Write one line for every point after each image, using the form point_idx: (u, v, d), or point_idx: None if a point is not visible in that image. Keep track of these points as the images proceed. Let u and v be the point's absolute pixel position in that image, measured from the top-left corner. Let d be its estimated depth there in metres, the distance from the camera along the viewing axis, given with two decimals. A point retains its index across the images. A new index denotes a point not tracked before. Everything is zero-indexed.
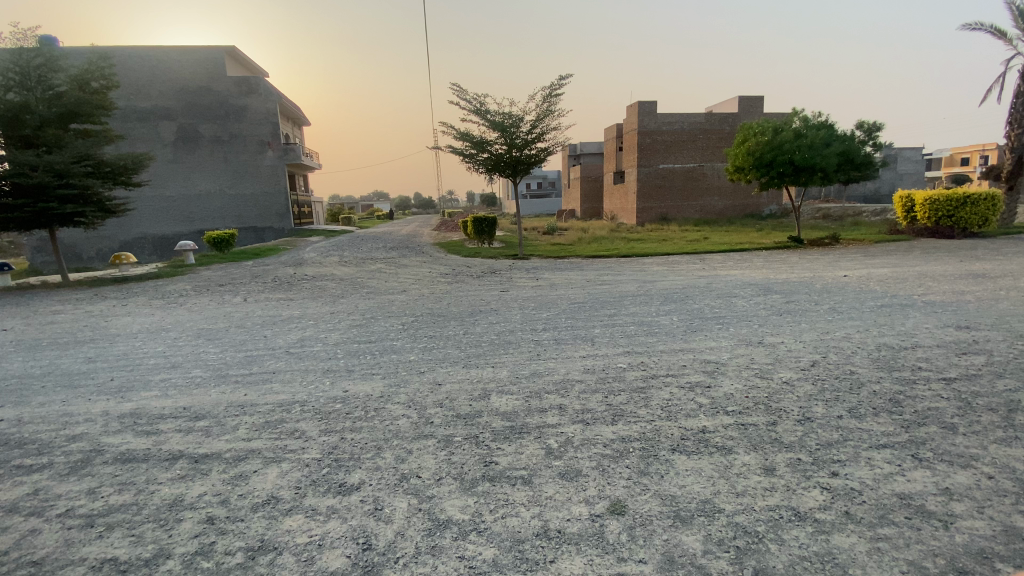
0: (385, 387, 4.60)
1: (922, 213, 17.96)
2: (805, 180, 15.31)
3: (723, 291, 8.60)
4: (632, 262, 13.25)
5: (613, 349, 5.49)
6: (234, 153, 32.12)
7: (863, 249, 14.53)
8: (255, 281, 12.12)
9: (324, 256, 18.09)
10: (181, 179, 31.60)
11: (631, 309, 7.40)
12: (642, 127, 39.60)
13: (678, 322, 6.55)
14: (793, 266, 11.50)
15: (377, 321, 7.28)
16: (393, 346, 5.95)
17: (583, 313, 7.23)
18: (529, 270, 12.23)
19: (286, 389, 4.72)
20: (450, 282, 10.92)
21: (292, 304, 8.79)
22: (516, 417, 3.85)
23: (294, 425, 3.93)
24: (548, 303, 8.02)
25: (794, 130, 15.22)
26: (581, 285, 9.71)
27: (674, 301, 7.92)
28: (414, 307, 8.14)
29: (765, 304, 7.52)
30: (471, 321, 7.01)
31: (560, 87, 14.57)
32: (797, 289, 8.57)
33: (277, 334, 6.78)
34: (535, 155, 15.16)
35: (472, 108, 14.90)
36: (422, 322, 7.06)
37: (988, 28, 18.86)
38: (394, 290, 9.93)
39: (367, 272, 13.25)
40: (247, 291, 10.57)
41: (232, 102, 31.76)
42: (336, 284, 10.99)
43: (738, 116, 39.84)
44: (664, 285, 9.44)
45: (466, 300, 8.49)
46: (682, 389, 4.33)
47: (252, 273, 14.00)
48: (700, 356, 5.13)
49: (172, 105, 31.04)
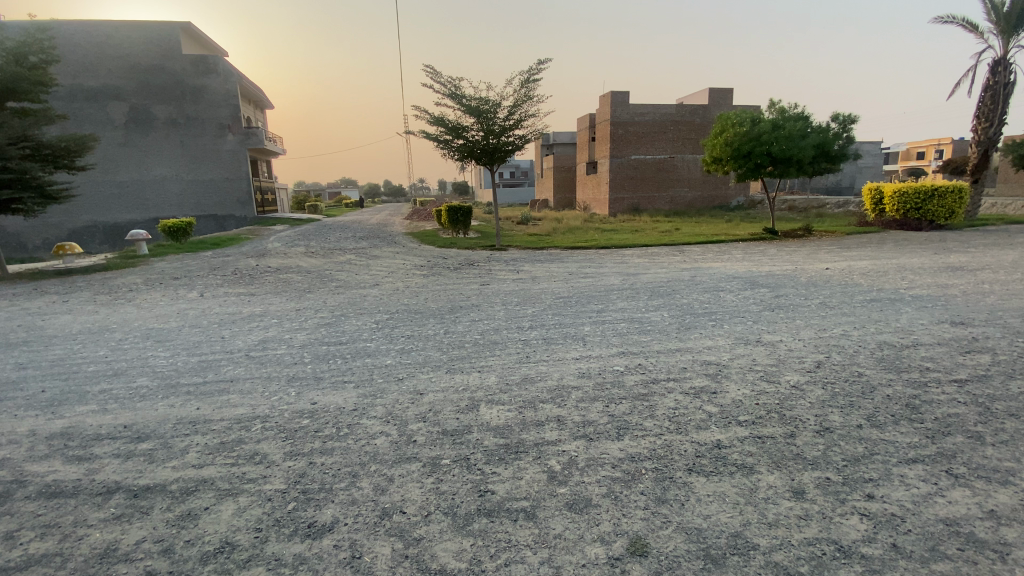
0: (359, 398, 4.11)
1: (892, 205, 18.27)
2: (782, 172, 15.29)
3: (709, 285, 8.37)
4: (613, 254, 12.96)
5: (607, 350, 5.12)
6: (191, 137, 30.40)
7: (838, 241, 14.63)
8: (215, 274, 11.30)
9: (290, 246, 17.17)
10: (134, 163, 29.72)
11: (619, 304, 7.06)
12: (615, 118, 39.41)
13: (671, 318, 6.23)
14: (774, 258, 11.40)
15: (349, 319, 6.71)
16: (367, 348, 5.43)
17: (569, 309, 6.84)
18: (508, 262, 11.79)
19: (245, 402, 4.16)
20: (425, 275, 10.39)
21: (255, 300, 8.11)
22: (510, 433, 3.43)
23: (255, 447, 3.41)
24: (531, 298, 7.61)
25: (771, 121, 15.15)
26: (563, 279, 9.33)
27: (662, 295, 7.63)
28: (388, 303, 7.60)
29: (756, 299, 7.28)
30: (451, 319, 6.53)
31: (539, 72, 14.06)
32: (783, 282, 8.39)
33: (238, 335, 6.15)
34: (513, 143, 14.64)
35: (447, 93, 14.25)
36: (397, 321, 6.53)
37: (959, 23, 19.22)
38: (365, 284, 9.33)
39: (337, 264, 12.54)
40: (206, 285, 9.80)
41: (189, 83, 29.99)
42: (302, 278, 10.31)
43: (709, 108, 40.14)
44: (648, 278, 9.15)
45: (444, 295, 8.01)
46: (687, 395, 3.99)
47: (211, 265, 13.08)
48: (699, 357, 4.81)
49: (122, 83, 29.06)
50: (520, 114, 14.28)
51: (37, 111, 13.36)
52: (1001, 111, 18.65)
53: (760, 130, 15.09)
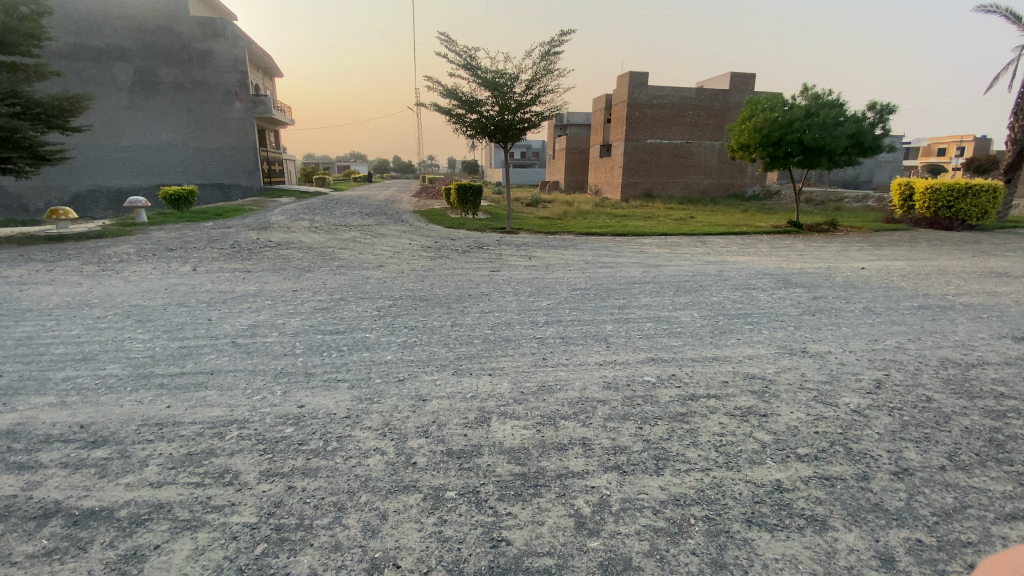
0: (353, 403, 3.57)
1: (922, 202, 17.42)
2: (812, 162, 14.52)
3: (738, 281, 7.77)
4: (630, 242, 12.31)
5: (634, 355, 4.53)
6: (198, 102, 29.64)
7: (867, 238, 13.90)
8: (212, 247, 10.77)
9: (294, 220, 16.57)
10: (139, 128, 29.05)
11: (644, 300, 6.45)
12: (632, 100, 38.19)
13: (702, 320, 5.63)
14: (803, 253, 10.73)
15: (348, 305, 6.16)
16: (365, 340, 4.88)
17: (588, 303, 6.28)
18: (519, 247, 11.18)
19: (223, 401, 3.63)
20: (433, 257, 9.80)
21: (250, 278, 7.57)
22: (527, 459, 2.89)
23: (227, 462, 2.89)
24: (547, 289, 7.02)
25: (805, 107, 14.31)
26: (580, 268, 8.71)
27: (689, 291, 7.01)
28: (392, 288, 7.03)
29: (791, 300, 6.67)
30: (460, 309, 5.96)
31: (561, 44, 13.26)
32: (819, 282, 7.76)
33: (226, 319, 5.61)
34: (529, 120, 13.88)
35: (462, 64, 13.48)
36: (400, 309, 5.97)
37: (1003, 12, 18.08)
38: (369, 265, 8.76)
39: (342, 241, 11.97)
40: (201, 258, 9.26)
41: (196, 47, 29.22)
42: (302, 254, 9.78)
43: (729, 93, 38.85)
44: (670, 270, 8.53)
45: (452, 282, 7.43)
46: (733, 417, 3.43)
47: (209, 237, 12.52)
48: (742, 370, 4.23)
49: (128, 44, 28.26)
50: (539, 90, 13.50)
51: (30, 67, 12.69)
52: None
53: (792, 117, 14.27)
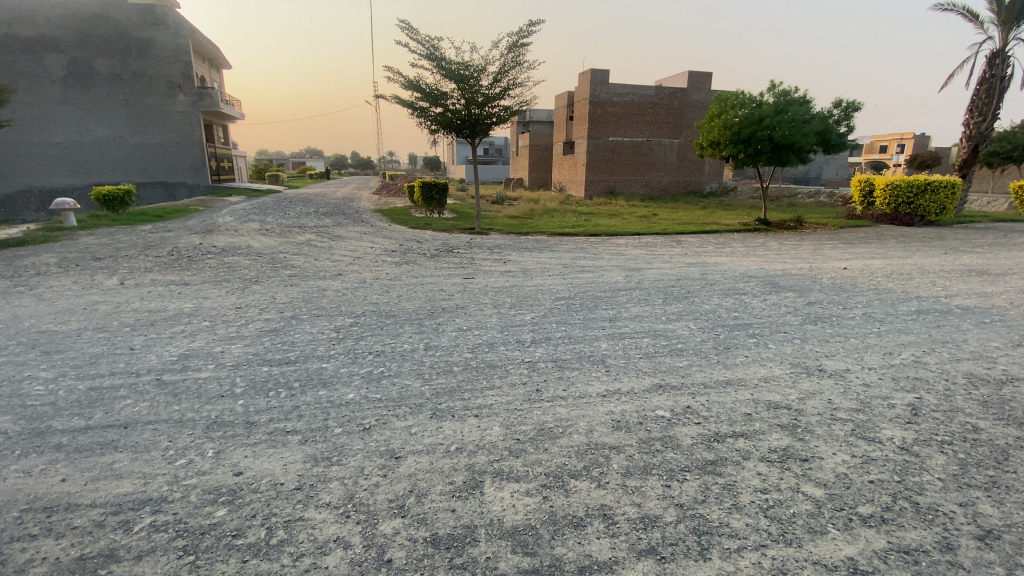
0: (307, 468, 2.82)
1: (883, 198, 17.73)
2: (781, 158, 14.45)
3: (726, 285, 7.35)
4: (605, 242, 11.84)
5: (638, 381, 3.93)
6: (137, 95, 27.47)
7: (835, 235, 13.95)
8: (147, 254, 9.60)
9: (242, 222, 15.28)
10: (70, 122, 26.66)
11: (634, 311, 5.89)
12: (595, 97, 38.01)
13: (703, 334, 5.09)
14: (780, 253, 10.53)
15: (301, 324, 5.32)
16: (323, 372, 4.10)
17: (576, 315, 5.67)
18: (491, 249, 10.51)
19: (136, 470, 2.80)
20: (398, 262, 9.00)
21: (187, 293, 6.58)
22: (536, 546, 2.24)
23: (130, 573, 2.11)
24: (527, 300, 6.36)
25: (774, 104, 14.18)
26: (558, 273, 8.10)
27: (680, 298, 6.50)
28: (352, 302, 6.21)
29: (787, 306, 6.24)
30: (431, 328, 5.21)
31: (529, 35, 12.62)
32: (808, 285, 7.42)
33: (152, 348, 4.68)
34: (498, 115, 13.19)
35: (425, 54, 12.65)
36: (362, 328, 5.18)
37: (960, 11, 18.59)
38: (327, 274, 7.89)
39: (297, 245, 10.98)
40: (132, 269, 8.15)
41: (133, 34, 27.02)
42: (251, 262, 8.81)
43: (688, 91, 39.30)
44: (653, 275, 8.03)
45: (421, 292, 6.66)
46: (770, 464, 2.90)
47: (145, 242, 11.27)
48: (761, 398, 3.70)
49: (54, 31, 25.80)
50: (507, 83, 12.83)
51: None
52: (995, 105, 18.23)
53: (762, 113, 14.10)
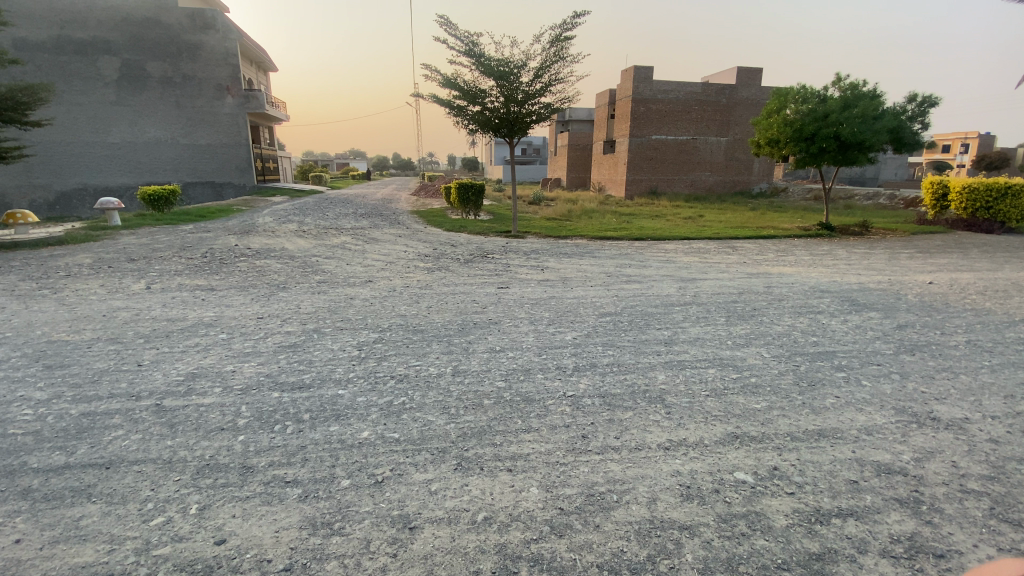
0: (301, 539, 2.29)
1: (958, 202, 16.12)
2: (847, 158, 13.29)
3: (794, 301, 6.52)
4: (651, 248, 11.08)
5: (709, 431, 3.24)
6: (188, 97, 28.36)
7: (908, 242, 12.67)
8: (181, 256, 9.51)
9: (280, 222, 15.25)
10: (126, 123, 27.69)
11: (692, 332, 5.16)
12: (637, 95, 36.82)
13: (779, 365, 4.34)
14: (849, 262, 9.50)
15: (322, 340, 4.86)
16: (338, 401, 3.59)
17: (625, 336, 5.01)
18: (528, 255, 9.94)
19: (104, 532, 2.36)
20: (431, 269, 8.54)
21: (210, 301, 6.27)
22: None
23: None
24: (568, 315, 5.73)
25: (841, 98, 13.02)
26: (601, 284, 7.41)
27: (744, 317, 5.72)
28: (379, 313, 5.75)
29: (872, 330, 5.35)
30: (461, 347, 4.64)
31: (573, 28, 11.95)
32: (891, 303, 6.48)
33: (159, 364, 4.31)
34: (538, 113, 12.58)
35: (463, 50, 12.19)
36: (387, 346, 4.67)
37: None
38: (356, 281, 7.48)
39: (330, 248, 10.69)
40: (162, 272, 7.99)
41: (185, 39, 27.93)
42: (281, 266, 8.54)
43: (735, 88, 37.61)
44: (708, 287, 7.23)
45: (453, 304, 6.13)
46: (898, 564, 2.18)
47: (183, 243, 11.26)
48: (866, 458, 2.96)
49: (112, 36, 26.87)
50: (548, 79, 12.19)
51: None
52: None
53: (827, 109, 12.95)
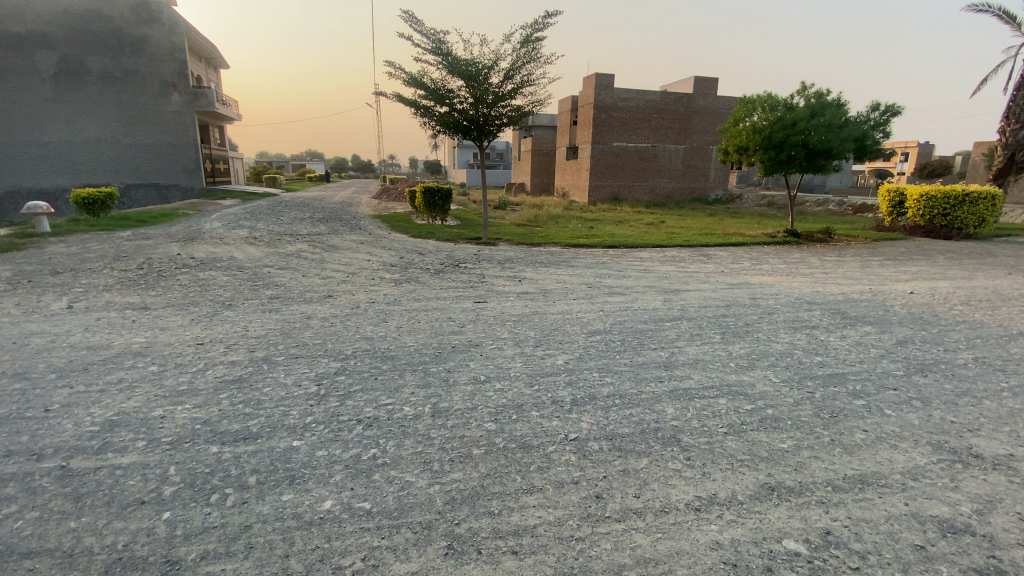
0: None
1: (915, 209, 16.67)
2: (814, 165, 13.43)
3: (783, 313, 6.25)
4: (626, 256, 10.78)
5: (739, 483, 2.78)
6: (130, 94, 26.31)
7: (873, 249, 12.87)
8: (114, 267, 8.47)
9: (231, 228, 14.18)
10: (61, 121, 25.58)
11: (691, 352, 4.72)
12: (600, 101, 36.96)
13: (792, 393, 3.94)
14: (826, 270, 9.44)
15: (273, 372, 4.15)
16: (295, 456, 2.94)
17: (621, 358, 4.54)
18: (503, 264, 9.39)
19: None
20: (397, 280, 7.87)
21: (143, 323, 5.41)
22: None
23: None
24: (554, 334, 5.20)
25: (808, 106, 13.10)
26: (583, 297, 6.94)
27: (741, 334, 5.34)
28: (341, 335, 5.06)
29: (874, 348, 5.08)
30: (440, 378, 4.02)
31: (545, 28, 11.52)
32: (882, 315, 6.28)
33: (70, 409, 3.48)
34: (508, 116, 12.09)
35: (430, 48, 11.54)
36: (351, 379, 4.01)
37: (994, 12, 17.59)
38: (313, 295, 6.72)
39: (285, 257, 9.81)
40: (87, 287, 6.97)
41: (127, 32, 25.89)
42: (228, 278, 7.68)
43: (694, 96, 38.36)
44: (695, 300, 6.86)
45: (425, 323, 5.51)
46: None
47: (117, 252, 10.13)
48: (922, 513, 2.58)
49: (43, 25, 24.71)
50: (521, 81, 11.70)
51: None
52: None
53: (795, 117, 13.00)
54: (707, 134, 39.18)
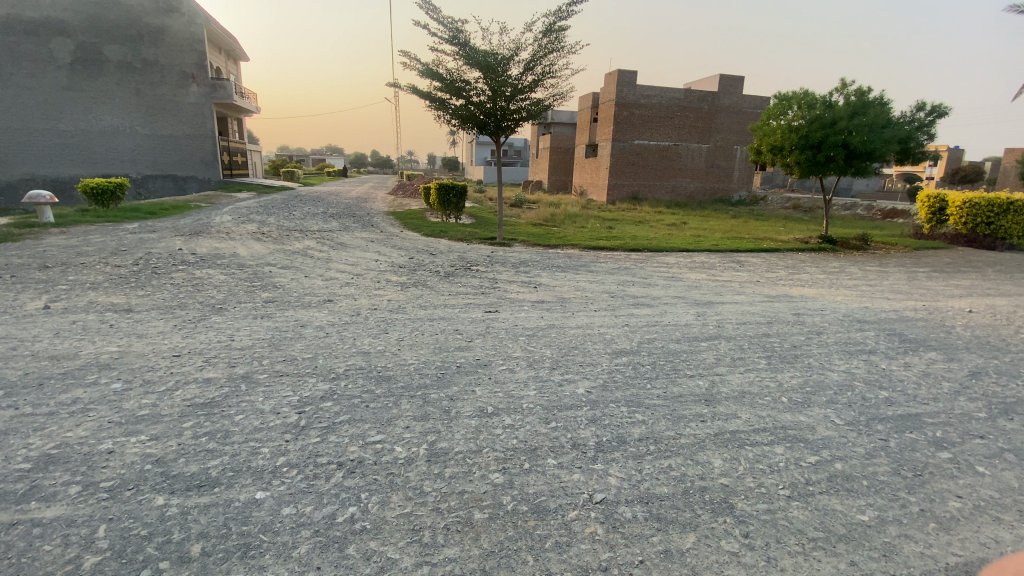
0: None
1: (957, 216, 15.67)
2: (853, 167, 12.60)
3: (832, 334, 5.54)
4: (650, 261, 10.10)
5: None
6: (149, 84, 26.31)
7: (915, 258, 11.98)
8: (111, 263, 8.09)
9: (240, 223, 13.79)
10: (79, 111, 25.49)
11: (734, 383, 4.08)
12: (621, 98, 36.07)
13: (863, 440, 3.28)
14: (869, 282, 8.65)
15: (251, 395, 3.60)
16: (256, 516, 2.38)
17: (653, 389, 3.90)
18: (518, 268, 8.80)
19: None
20: (404, 283, 7.33)
21: (119, 329, 4.92)
22: None
23: None
24: (573, 354, 4.58)
25: (849, 104, 12.25)
26: (605, 308, 6.29)
27: (788, 360, 4.65)
28: (336, 349, 4.51)
29: (946, 381, 4.33)
30: (440, 409, 3.43)
31: (568, 17, 10.86)
32: (946, 338, 5.51)
33: (5, 439, 2.98)
34: (527, 110, 11.46)
35: (446, 38, 10.97)
36: (338, 406, 3.43)
37: None
38: (312, 299, 6.20)
39: (289, 255, 9.37)
40: (74, 284, 6.57)
41: (147, 23, 25.82)
42: (226, 277, 7.22)
43: (718, 95, 37.24)
44: (730, 314, 6.18)
45: (429, 337, 4.93)
46: None
47: (118, 246, 9.77)
48: None
49: (65, 16, 24.73)
50: (542, 73, 11.07)
51: None
52: None
53: (835, 116, 12.17)
54: (731, 134, 38.02)
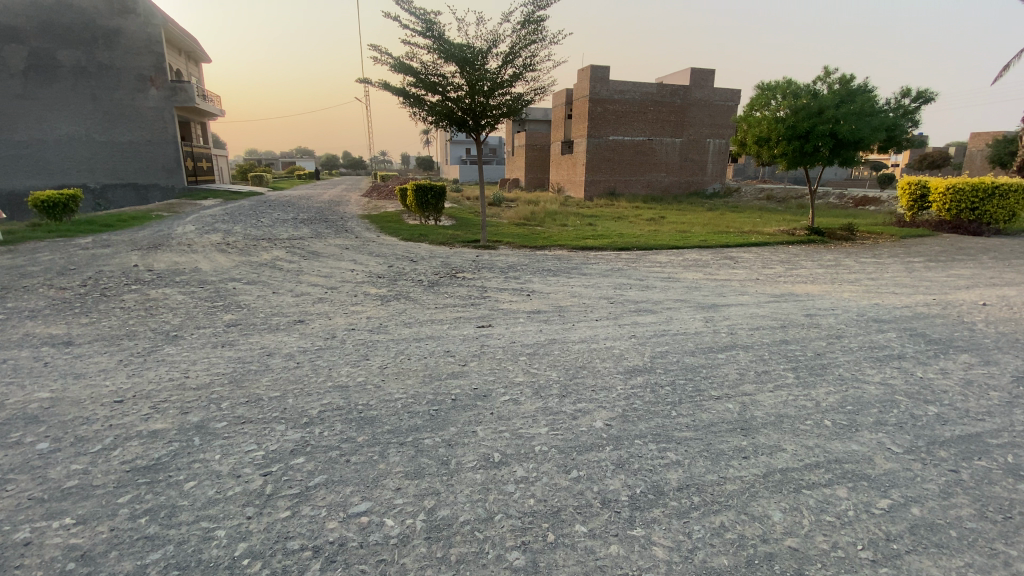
0: None
1: (942, 203, 15.54)
2: (840, 156, 12.39)
3: (852, 337, 5.15)
4: (642, 261, 9.70)
5: None
6: (104, 89, 24.83)
7: (904, 247, 11.84)
8: (58, 284, 7.28)
9: (204, 233, 12.92)
10: (32, 119, 24.06)
11: (767, 405, 3.59)
12: (597, 94, 35.71)
13: (933, 475, 2.82)
14: (870, 275, 8.38)
15: (207, 452, 2.96)
16: None
17: (679, 417, 3.40)
18: (506, 273, 8.26)
19: None
20: (385, 296, 6.72)
21: (55, 368, 4.20)
22: None
23: None
24: (583, 377, 4.04)
25: (835, 93, 12.01)
26: (606, 317, 5.78)
27: (818, 372, 4.21)
28: (309, 383, 3.89)
29: (993, 390, 3.93)
30: (437, 459, 2.87)
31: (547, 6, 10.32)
32: (971, 337, 5.17)
33: None
34: (507, 105, 10.93)
35: (419, 30, 10.31)
36: (316, 461, 2.84)
37: None
38: (282, 320, 5.55)
39: (257, 267, 8.67)
40: (12, 313, 5.78)
41: (100, 24, 24.34)
42: (187, 297, 6.51)
43: (692, 88, 37.22)
44: (740, 318, 5.74)
45: (416, 362, 4.34)
46: None
47: (68, 264, 8.90)
48: None
49: (10, 19, 23.18)
50: (521, 66, 10.53)
51: None
52: None
53: (822, 104, 11.92)
54: (706, 127, 38.06)
